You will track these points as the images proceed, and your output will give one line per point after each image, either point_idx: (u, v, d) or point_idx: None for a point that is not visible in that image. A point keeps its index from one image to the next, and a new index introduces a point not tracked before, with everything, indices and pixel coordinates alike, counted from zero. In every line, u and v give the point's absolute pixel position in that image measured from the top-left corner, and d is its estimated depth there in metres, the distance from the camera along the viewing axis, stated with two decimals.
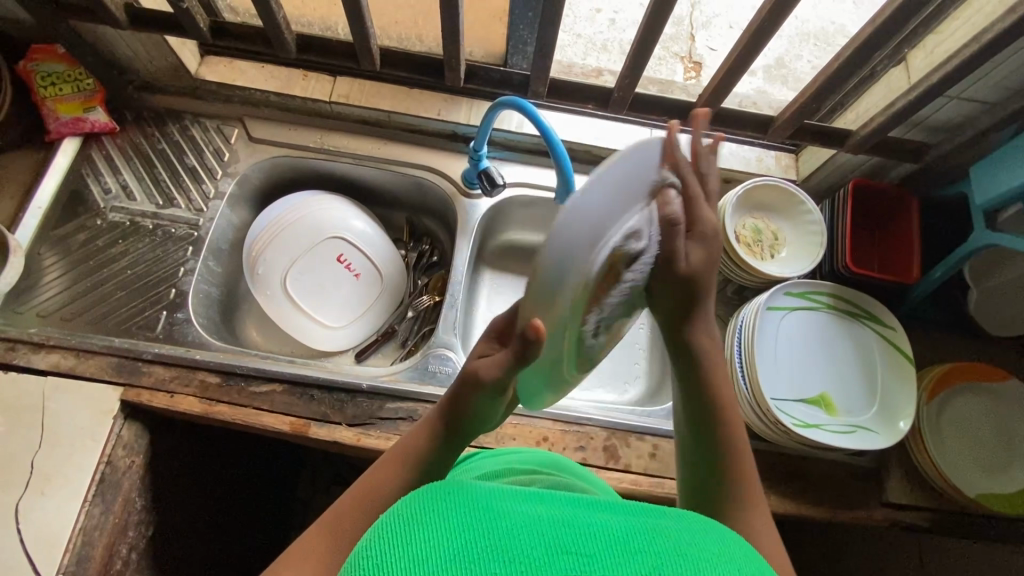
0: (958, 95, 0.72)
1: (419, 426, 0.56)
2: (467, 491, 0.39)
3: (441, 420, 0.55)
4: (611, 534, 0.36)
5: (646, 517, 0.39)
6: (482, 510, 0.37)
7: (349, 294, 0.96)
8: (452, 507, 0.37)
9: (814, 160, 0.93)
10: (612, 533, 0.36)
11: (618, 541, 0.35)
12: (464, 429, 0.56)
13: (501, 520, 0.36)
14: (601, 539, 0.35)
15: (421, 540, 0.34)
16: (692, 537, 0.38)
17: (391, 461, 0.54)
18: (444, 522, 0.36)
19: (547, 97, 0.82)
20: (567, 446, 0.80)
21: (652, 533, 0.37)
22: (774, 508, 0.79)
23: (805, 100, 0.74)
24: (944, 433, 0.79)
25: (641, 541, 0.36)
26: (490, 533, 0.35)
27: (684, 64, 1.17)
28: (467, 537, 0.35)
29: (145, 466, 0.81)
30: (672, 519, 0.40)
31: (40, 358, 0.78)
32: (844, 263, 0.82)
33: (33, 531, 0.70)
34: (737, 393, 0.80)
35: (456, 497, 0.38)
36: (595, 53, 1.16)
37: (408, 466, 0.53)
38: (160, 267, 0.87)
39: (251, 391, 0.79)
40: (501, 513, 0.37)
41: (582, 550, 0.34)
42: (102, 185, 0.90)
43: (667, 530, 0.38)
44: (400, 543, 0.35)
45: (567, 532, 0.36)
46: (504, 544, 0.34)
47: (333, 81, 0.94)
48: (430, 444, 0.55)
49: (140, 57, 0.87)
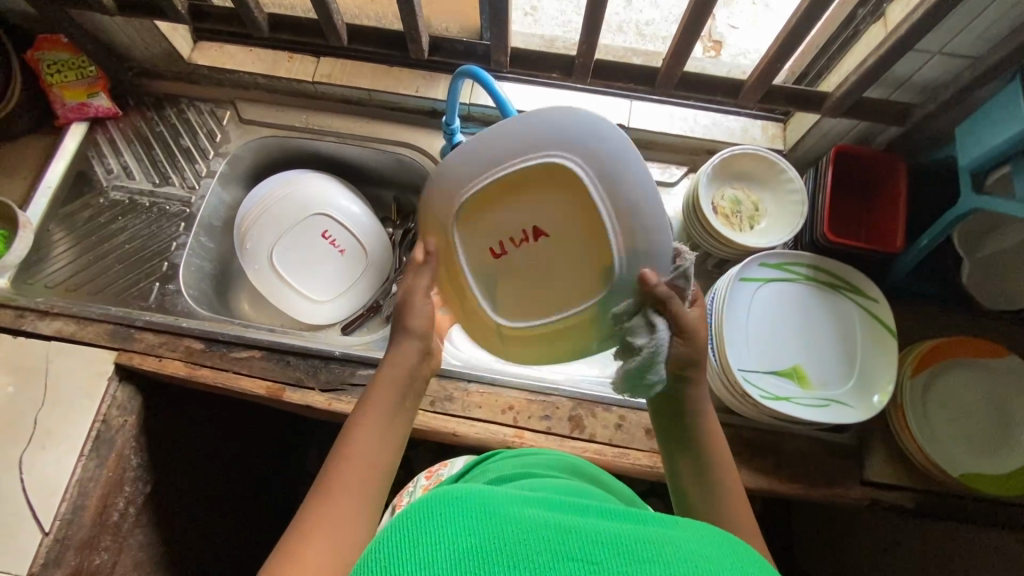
0: (940, 50, 0.67)
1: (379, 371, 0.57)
2: (469, 495, 0.40)
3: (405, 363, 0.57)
4: (620, 541, 0.37)
5: (655, 527, 0.40)
6: (486, 513, 0.38)
7: (334, 268, 0.99)
8: (456, 511, 0.38)
9: (800, 128, 0.90)
10: (622, 540, 0.37)
11: (627, 547, 0.36)
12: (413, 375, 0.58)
13: (507, 526, 0.37)
14: (609, 545, 0.36)
15: (431, 541, 0.36)
16: (705, 545, 0.38)
17: (371, 404, 0.55)
18: (453, 525, 0.37)
19: (512, 68, 0.82)
20: (532, 415, 0.80)
21: (657, 540, 0.38)
22: (744, 484, 0.77)
23: (771, 61, 0.72)
24: (928, 411, 0.76)
25: (646, 546, 0.37)
26: (497, 535, 0.36)
27: (702, 43, 1.12)
28: (475, 540, 0.36)
29: (139, 426, 0.86)
30: (674, 529, 0.40)
31: (45, 325, 0.84)
32: (822, 233, 0.78)
33: (34, 481, 0.76)
34: (708, 367, 0.78)
35: (461, 502, 0.39)
36: (608, 34, 1.14)
37: (387, 411, 0.55)
38: (155, 242, 0.92)
39: (233, 356, 0.84)
40: (507, 518, 0.38)
41: (587, 557, 0.35)
42: (106, 167, 0.96)
43: (675, 539, 0.38)
44: (407, 552, 0.35)
45: (573, 537, 0.37)
46: (508, 548, 0.35)
47: (317, 62, 0.97)
48: (390, 392, 0.56)
49: (136, 43, 0.92)
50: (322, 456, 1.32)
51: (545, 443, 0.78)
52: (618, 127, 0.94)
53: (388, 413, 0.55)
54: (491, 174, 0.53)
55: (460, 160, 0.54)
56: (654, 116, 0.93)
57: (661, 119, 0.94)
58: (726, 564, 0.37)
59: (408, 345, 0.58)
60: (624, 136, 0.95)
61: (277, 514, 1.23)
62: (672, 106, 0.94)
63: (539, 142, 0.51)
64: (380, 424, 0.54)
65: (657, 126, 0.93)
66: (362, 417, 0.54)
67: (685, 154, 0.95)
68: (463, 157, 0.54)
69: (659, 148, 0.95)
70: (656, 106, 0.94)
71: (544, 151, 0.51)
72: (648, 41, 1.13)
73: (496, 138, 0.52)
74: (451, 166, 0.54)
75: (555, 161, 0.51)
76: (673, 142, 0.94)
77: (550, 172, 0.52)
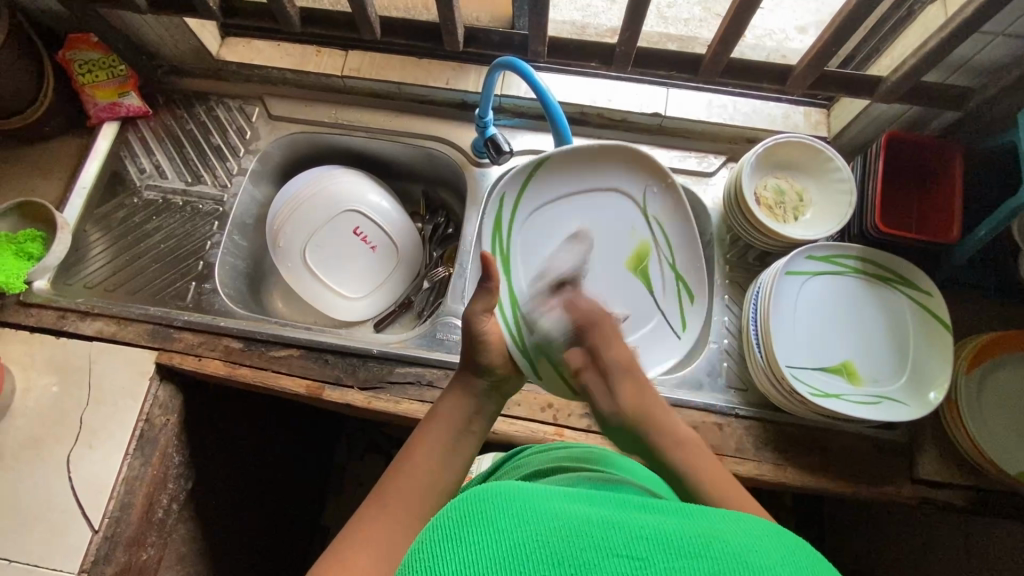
0: (1002, 31, 0.64)
1: (441, 399, 0.61)
2: (510, 490, 0.38)
3: (468, 389, 0.61)
4: (664, 536, 0.35)
5: (698, 519, 0.38)
6: (524, 511, 0.36)
7: (365, 265, 0.98)
8: (494, 509, 0.36)
9: (847, 114, 0.86)
10: (666, 536, 0.35)
11: (673, 543, 0.34)
12: (486, 389, 0.62)
13: (548, 525, 0.35)
14: (654, 541, 0.34)
15: (469, 540, 0.34)
16: (751, 538, 0.36)
17: (436, 423, 0.58)
18: (490, 523, 0.35)
19: (548, 58, 0.79)
20: (573, 413, 0.79)
21: (702, 534, 0.36)
22: (790, 482, 0.75)
23: (823, 45, 0.68)
24: (986, 410, 0.73)
25: (691, 543, 0.34)
26: (539, 533, 0.34)
27: None
28: (514, 540, 0.34)
29: (180, 424, 0.87)
30: (721, 522, 0.38)
31: (86, 325, 0.85)
32: (874, 223, 0.75)
33: (84, 480, 0.78)
34: (753, 362, 0.76)
35: (498, 498, 0.37)
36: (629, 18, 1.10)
37: (453, 421, 0.58)
38: (190, 241, 0.93)
39: (271, 355, 0.84)
40: (548, 516, 0.36)
41: (632, 553, 0.33)
42: (138, 166, 0.96)
43: (720, 532, 0.36)
44: (446, 552, 0.34)
45: (616, 533, 0.35)
46: (549, 547, 0.34)
47: (345, 56, 0.96)
48: (460, 410, 0.59)
49: (165, 40, 0.91)
50: (351, 450, 1.32)
51: (586, 442, 0.78)
52: (653, 116, 0.91)
53: (452, 433, 0.57)
54: (630, 197, 0.85)
55: (630, 184, 0.85)
56: (691, 103, 0.91)
57: (698, 107, 0.91)
58: (775, 559, 0.34)
59: (472, 378, 0.62)
60: (660, 125, 0.92)
61: (310, 509, 1.24)
62: (709, 93, 0.92)
63: (603, 189, 0.85)
64: (449, 433, 0.57)
65: (693, 114, 0.90)
66: (429, 424, 0.58)
67: (724, 142, 0.92)
68: (636, 187, 0.85)
69: (696, 136, 0.92)
70: (692, 94, 0.91)
71: (603, 194, 0.84)
72: (672, 24, 1.09)
73: (618, 181, 0.84)
74: (632, 187, 0.85)
75: (606, 195, 0.85)
76: (711, 130, 0.91)
77: (592, 202, 0.84)
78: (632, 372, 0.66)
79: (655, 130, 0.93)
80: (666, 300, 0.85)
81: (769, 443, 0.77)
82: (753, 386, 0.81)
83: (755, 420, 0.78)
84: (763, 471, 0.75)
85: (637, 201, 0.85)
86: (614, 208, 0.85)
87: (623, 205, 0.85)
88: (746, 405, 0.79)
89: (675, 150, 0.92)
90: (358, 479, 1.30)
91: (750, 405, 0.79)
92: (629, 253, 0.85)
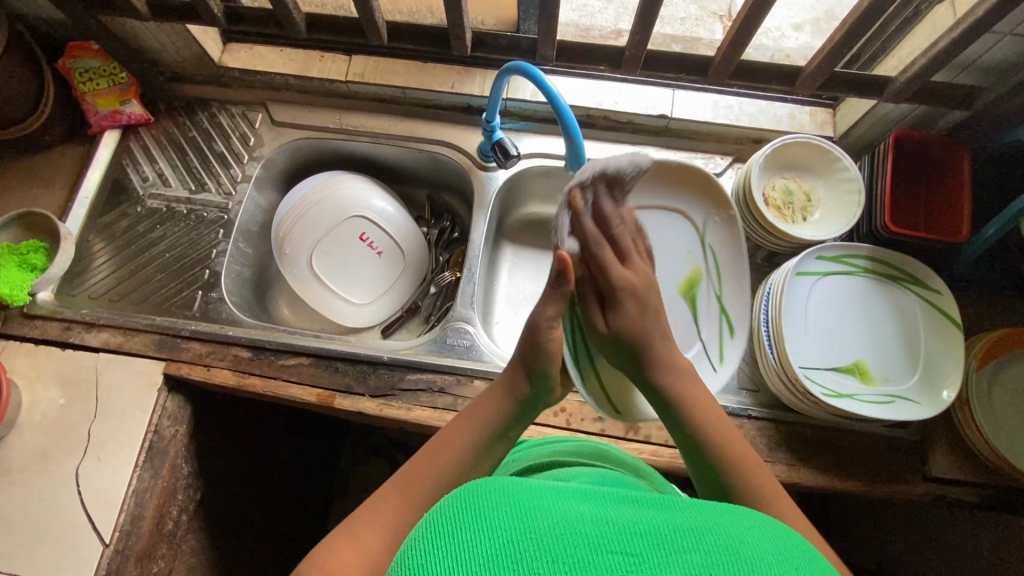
0: (1011, 31, 0.64)
1: (494, 385, 0.63)
2: (501, 486, 0.36)
3: (513, 394, 0.60)
4: (658, 533, 0.33)
5: (694, 513, 0.36)
6: (518, 509, 0.34)
7: (372, 270, 0.98)
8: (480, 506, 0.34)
9: (853, 114, 0.87)
10: (660, 532, 0.33)
11: (666, 539, 0.32)
12: (534, 395, 0.61)
13: (542, 520, 0.33)
14: (646, 538, 0.32)
15: (461, 538, 0.32)
16: (747, 533, 0.34)
17: (471, 424, 0.59)
18: (484, 520, 0.33)
19: (557, 61, 0.79)
20: (585, 417, 0.79)
21: (696, 529, 0.34)
22: (804, 482, 0.76)
23: (834, 46, 0.68)
24: (998, 407, 0.73)
25: (683, 537, 0.33)
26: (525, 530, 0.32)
27: (723, 23, 1.09)
28: (497, 539, 0.32)
29: (189, 435, 0.86)
30: (720, 518, 0.36)
31: (92, 336, 0.84)
32: (884, 223, 0.76)
33: (93, 493, 0.77)
34: (765, 363, 0.76)
35: (489, 494, 0.36)
36: (627, 17, 1.10)
37: (487, 427, 0.58)
38: (196, 249, 0.92)
39: (281, 364, 0.83)
40: (537, 513, 0.34)
41: (623, 549, 0.31)
42: (141, 174, 0.95)
43: (715, 526, 0.34)
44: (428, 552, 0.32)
45: (607, 529, 0.33)
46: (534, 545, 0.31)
47: (349, 61, 0.95)
48: (499, 419, 0.59)
49: (167, 47, 0.91)
50: (355, 456, 1.31)
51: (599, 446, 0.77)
52: (659, 118, 0.91)
53: (486, 438, 0.58)
54: (691, 221, 0.82)
55: (694, 210, 0.82)
56: (697, 105, 0.91)
57: (704, 108, 0.91)
58: (770, 555, 0.32)
59: (520, 383, 0.61)
60: (665, 126, 0.92)
61: (316, 516, 1.23)
62: (715, 94, 0.92)
63: (670, 210, 0.82)
64: (479, 437, 0.58)
65: (700, 116, 0.90)
66: (464, 424, 0.59)
67: (730, 143, 0.92)
68: (700, 212, 0.82)
69: (702, 137, 0.92)
70: (698, 95, 0.91)
71: (667, 216, 0.82)
72: (670, 24, 1.09)
73: (683, 204, 0.82)
74: (694, 213, 0.82)
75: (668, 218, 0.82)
76: (717, 131, 0.91)
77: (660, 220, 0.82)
78: (634, 289, 0.66)
79: (661, 131, 0.93)
80: (711, 330, 0.82)
81: (783, 443, 0.77)
82: (764, 387, 0.81)
83: (767, 420, 0.78)
84: (777, 472, 0.76)
85: (699, 227, 0.82)
86: (677, 232, 0.82)
87: (683, 230, 0.82)
88: (758, 406, 0.79)
89: (682, 152, 0.92)
90: (363, 485, 1.29)
91: (761, 406, 0.79)
92: (681, 277, 0.83)
